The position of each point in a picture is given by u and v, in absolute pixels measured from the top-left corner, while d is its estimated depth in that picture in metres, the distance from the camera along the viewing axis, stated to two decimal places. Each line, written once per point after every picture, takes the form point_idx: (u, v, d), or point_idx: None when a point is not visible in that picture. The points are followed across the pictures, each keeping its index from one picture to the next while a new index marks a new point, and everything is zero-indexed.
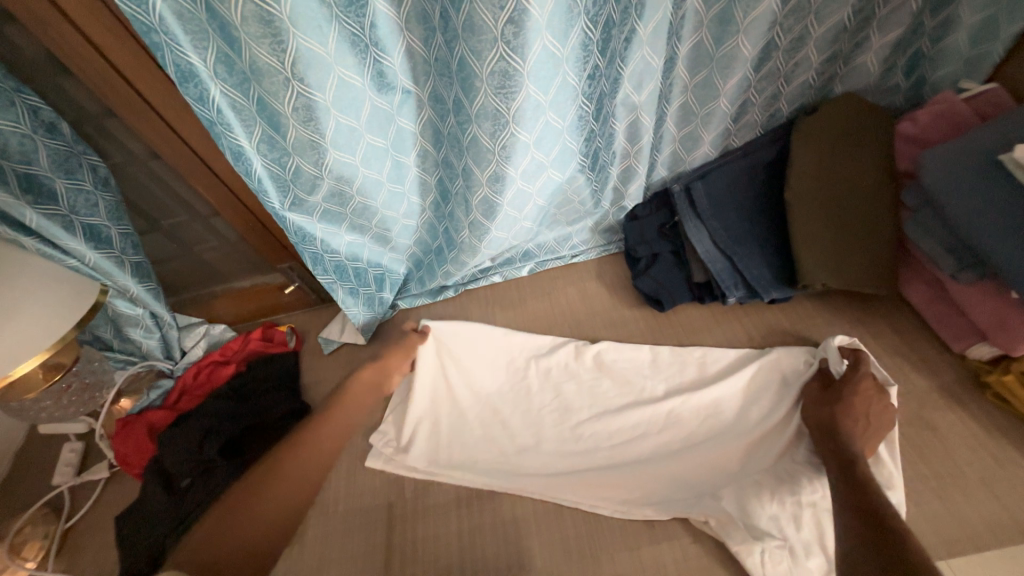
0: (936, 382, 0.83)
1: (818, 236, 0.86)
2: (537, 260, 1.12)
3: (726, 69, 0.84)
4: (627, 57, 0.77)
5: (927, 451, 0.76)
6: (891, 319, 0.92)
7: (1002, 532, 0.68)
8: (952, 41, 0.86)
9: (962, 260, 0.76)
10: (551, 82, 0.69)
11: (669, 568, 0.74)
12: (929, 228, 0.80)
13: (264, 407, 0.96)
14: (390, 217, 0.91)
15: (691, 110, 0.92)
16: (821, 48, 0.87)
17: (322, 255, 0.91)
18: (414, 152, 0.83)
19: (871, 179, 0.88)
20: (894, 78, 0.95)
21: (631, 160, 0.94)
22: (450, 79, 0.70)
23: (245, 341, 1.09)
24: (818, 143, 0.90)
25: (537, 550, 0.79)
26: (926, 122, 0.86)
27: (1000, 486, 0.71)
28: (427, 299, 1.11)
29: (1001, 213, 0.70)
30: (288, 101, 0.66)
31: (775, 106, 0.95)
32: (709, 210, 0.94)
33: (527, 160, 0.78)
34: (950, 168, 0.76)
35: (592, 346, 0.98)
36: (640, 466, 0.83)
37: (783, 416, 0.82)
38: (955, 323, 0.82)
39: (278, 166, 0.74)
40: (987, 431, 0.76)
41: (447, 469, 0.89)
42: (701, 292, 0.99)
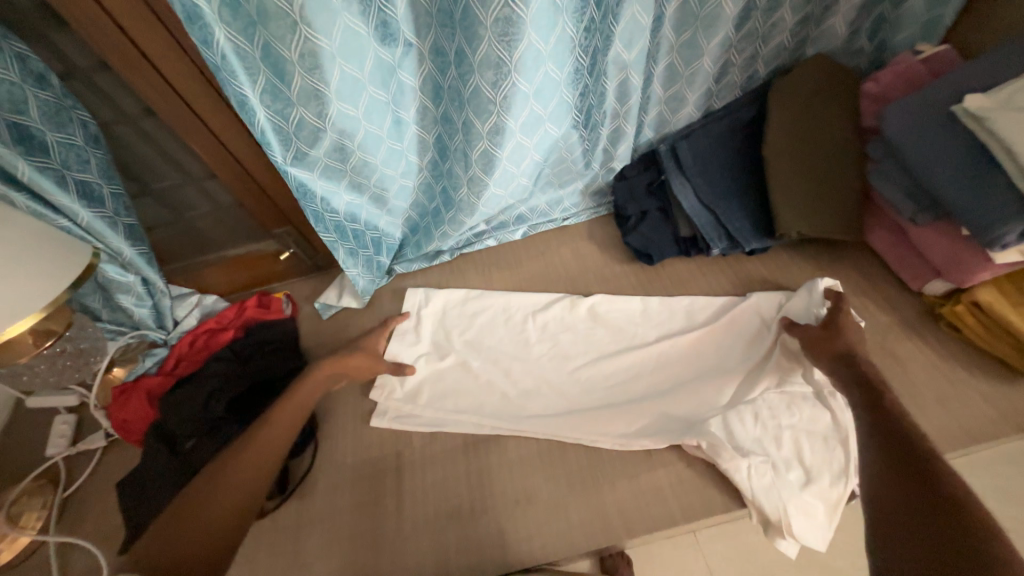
0: (897, 318, 0.92)
1: (794, 189, 0.93)
2: (530, 223, 1.16)
3: (710, 28, 0.89)
4: (618, 14, 0.80)
5: (890, 375, 0.85)
6: (857, 265, 1.00)
7: (950, 439, 0.77)
8: (910, 5, 0.93)
9: (920, 204, 0.84)
10: (551, 32, 0.72)
11: (666, 490, 0.80)
12: (891, 176, 0.88)
13: (267, 369, 0.97)
14: (388, 176, 0.92)
15: (677, 70, 0.96)
16: (796, 10, 0.93)
17: (322, 214, 0.92)
18: (413, 108, 0.85)
19: (838, 136, 0.95)
20: (859, 42, 1.02)
21: (621, 119, 0.99)
22: (453, 29, 0.72)
23: (240, 309, 1.09)
24: (792, 102, 0.97)
25: (542, 484, 0.83)
26: (888, 81, 0.93)
27: (951, 401, 0.81)
28: (424, 263, 1.14)
29: (955, 158, 0.78)
30: (294, 46, 0.66)
31: (753, 68, 1.02)
32: (693, 167, 1.00)
33: (526, 113, 0.81)
34: (910, 121, 0.83)
35: (586, 299, 1.02)
36: (635, 405, 0.89)
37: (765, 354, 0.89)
38: (913, 263, 0.90)
39: (281, 117, 0.75)
40: (940, 356, 0.86)
41: (452, 417, 0.92)
42: (687, 246, 1.05)
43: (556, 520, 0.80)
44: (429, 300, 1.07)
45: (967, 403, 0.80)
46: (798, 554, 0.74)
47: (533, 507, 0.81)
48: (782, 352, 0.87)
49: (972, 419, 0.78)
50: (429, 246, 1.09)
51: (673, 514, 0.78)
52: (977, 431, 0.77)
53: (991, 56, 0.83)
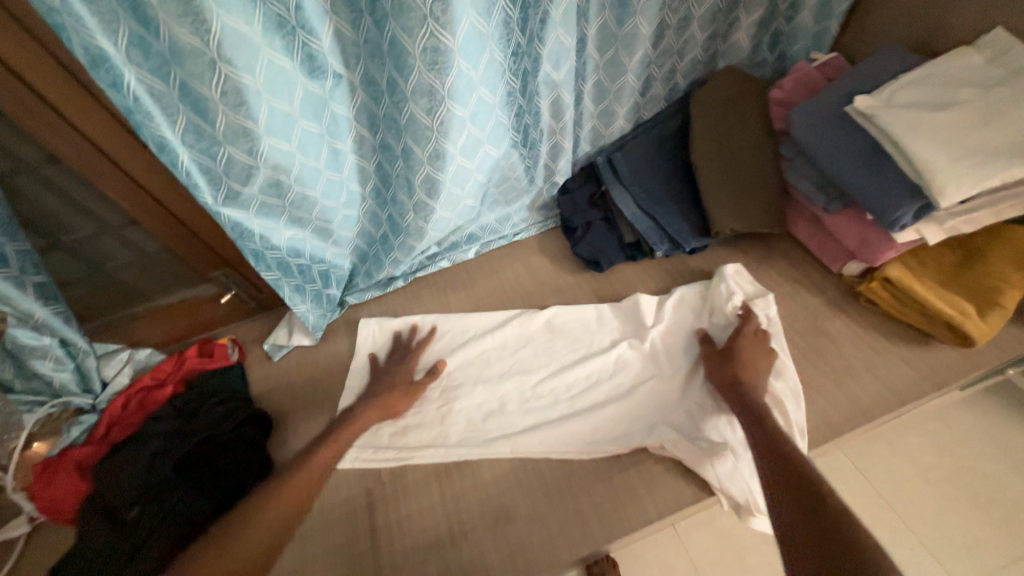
0: (825, 298, 1.00)
1: (722, 190, 1.00)
2: (481, 241, 1.17)
3: (629, 47, 0.95)
4: (544, 38, 0.84)
5: (825, 352, 0.92)
6: (786, 253, 1.08)
7: (881, 403, 0.85)
8: (800, 20, 1.03)
9: (830, 195, 0.93)
10: (479, 58, 0.74)
11: (639, 490, 0.82)
12: (804, 172, 0.97)
13: (216, 421, 0.90)
14: (331, 207, 0.90)
15: (605, 87, 1.02)
16: (703, 27, 1.01)
17: (263, 252, 0.88)
18: (350, 138, 0.84)
19: (754, 139, 1.03)
20: (762, 53, 1.12)
21: (558, 136, 1.02)
22: (382, 60, 0.72)
23: (179, 362, 1.01)
24: (711, 111, 1.05)
25: (521, 499, 0.83)
26: (790, 88, 1.03)
27: (878, 369, 0.89)
28: (377, 291, 1.12)
29: (854, 151, 0.86)
30: (215, 84, 0.64)
31: (673, 81, 1.09)
32: (630, 177, 1.06)
33: (464, 136, 0.83)
34: (813, 123, 0.92)
35: (543, 312, 1.04)
36: (599, 415, 0.90)
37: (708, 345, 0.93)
38: (832, 248, 0.99)
39: (207, 157, 0.72)
40: (865, 329, 0.94)
41: (420, 448, 0.90)
42: (632, 251, 1.09)
43: (536, 535, 0.79)
44: (387, 331, 1.05)
45: (891, 369, 0.88)
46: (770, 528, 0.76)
47: (511, 525, 0.80)
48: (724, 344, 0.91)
49: (898, 384, 0.86)
50: (379, 275, 1.07)
51: (648, 512, 0.79)
52: (903, 394, 0.85)
53: (872, 61, 0.93)
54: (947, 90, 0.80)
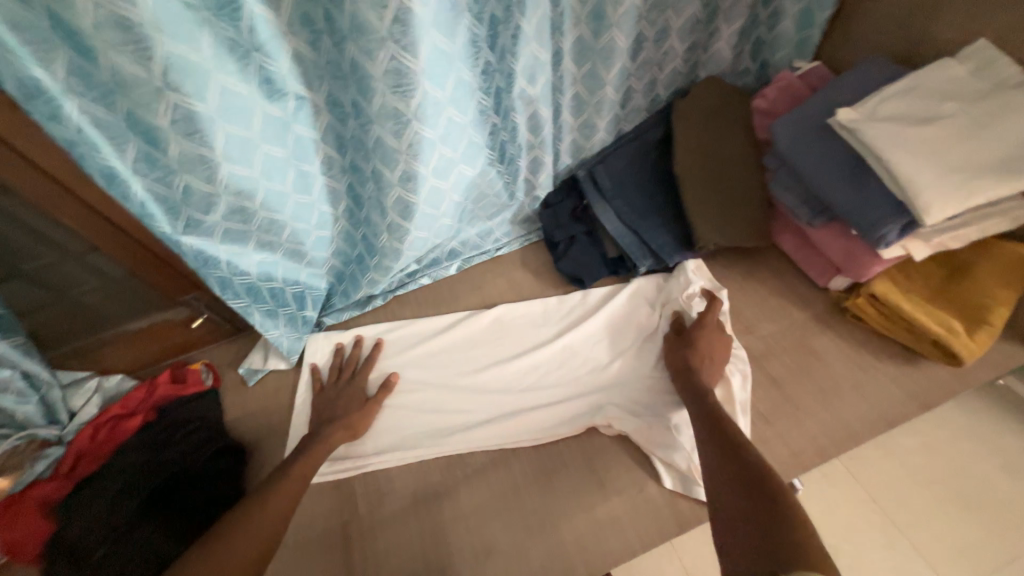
0: (813, 313, 0.98)
1: (706, 203, 0.98)
2: (463, 257, 1.14)
3: (607, 60, 0.92)
4: (516, 52, 0.80)
5: (814, 370, 0.90)
6: (773, 266, 1.05)
7: (868, 424, 0.83)
8: (782, 29, 1.01)
9: (814, 210, 0.90)
10: (446, 78, 0.71)
11: (622, 520, 0.79)
12: (788, 184, 0.94)
13: (186, 455, 0.87)
14: (302, 230, 0.87)
15: (584, 100, 0.99)
16: (682, 38, 0.98)
17: (230, 278, 0.85)
18: (317, 159, 0.80)
19: (738, 150, 1.01)
20: (744, 62, 1.09)
21: (537, 150, 1.00)
22: (345, 81, 0.69)
23: (151, 388, 0.98)
24: (694, 121, 1.02)
25: (500, 532, 0.80)
26: (774, 96, 1.01)
27: (866, 388, 0.87)
28: (355, 311, 1.08)
29: (836, 165, 0.84)
30: (164, 112, 0.61)
31: (654, 92, 1.06)
32: (612, 190, 1.04)
33: (435, 157, 0.80)
34: (798, 135, 0.90)
35: (490, 310, 1.04)
36: (549, 404, 0.91)
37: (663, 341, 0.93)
38: (816, 261, 0.97)
39: (163, 186, 0.68)
40: (853, 346, 0.92)
41: (374, 453, 0.89)
42: (616, 265, 1.07)
43: (516, 569, 0.76)
44: (328, 343, 1.03)
45: (879, 388, 0.86)
46: None
47: (491, 560, 0.78)
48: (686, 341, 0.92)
49: (886, 404, 0.84)
50: (357, 294, 1.03)
51: (632, 543, 0.77)
52: (891, 415, 0.83)
53: (855, 72, 0.91)
54: (929, 104, 0.78)
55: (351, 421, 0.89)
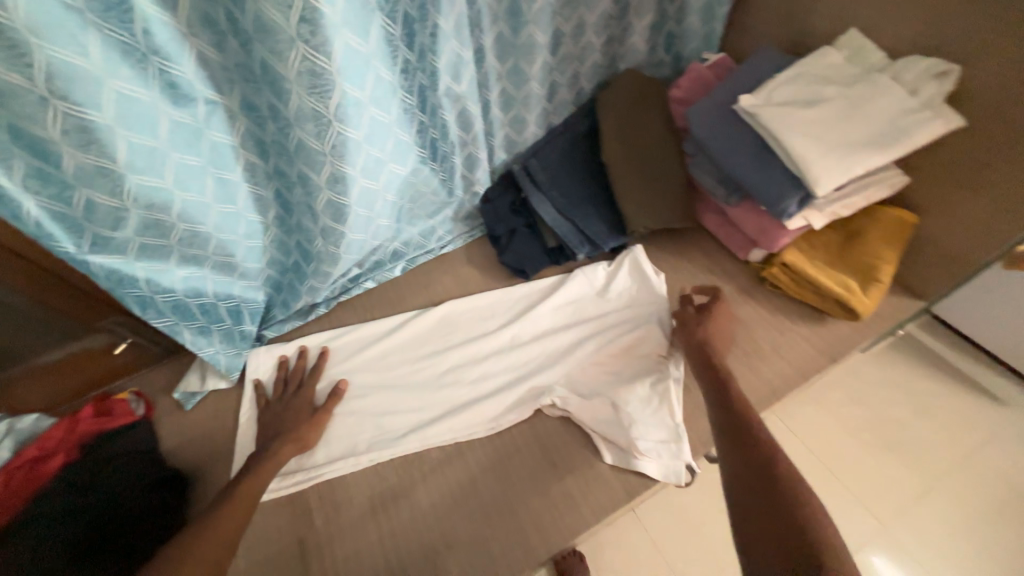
0: (737, 285, 1.06)
1: (634, 190, 1.03)
2: (407, 258, 1.13)
3: (528, 56, 0.95)
4: (437, 51, 0.81)
5: (739, 337, 0.98)
6: (700, 244, 1.13)
7: (787, 380, 0.92)
8: (689, 23, 1.08)
9: (728, 190, 0.98)
10: (365, 78, 0.70)
11: (576, 497, 0.82)
12: (706, 167, 1.02)
13: (119, 489, 0.82)
14: (229, 241, 0.83)
15: (511, 95, 1.02)
16: (598, 33, 1.03)
17: (152, 298, 0.80)
18: (238, 166, 0.77)
19: (659, 137, 1.07)
20: (659, 55, 1.16)
21: (470, 147, 1.01)
22: (258, 84, 0.67)
23: (72, 425, 0.90)
24: (618, 112, 1.08)
25: (459, 524, 0.81)
26: (687, 87, 1.08)
27: (784, 348, 0.95)
28: (298, 321, 1.05)
29: (742, 148, 0.92)
30: (52, 123, 0.57)
31: (578, 85, 1.11)
32: (547, 182, 1.07)
33: (363, 157, 0.79)
34: (708, 121, 0.97)
35: (436, 309, 1.05)
36: (497, 393, 0.93)
37: (607, 322, 0.98)
38: (736, 237, 1.05)
39: (61, 203, 0.64)
40: (772, 312, 1.01)
41: (327, 462, 0.88)
42: (557, 255, 1.10)
43: (477, 557, 0.78)
44: (271, 358, 0.99)
45: (795, 347, 0.95)
46: (682, 479, 0.82)
47: (451, 553, 0.79)
48: (628, 321, 0.98)
49: (802, 360, 0.93)
50: (298, 304, 1.01)
51: (585, 517, 0.80)
52: (806, 370, 0.92)
53: (753, 61, 0.99)
54: (814, 88, 0.87)
55: (300, 434, 0.87)
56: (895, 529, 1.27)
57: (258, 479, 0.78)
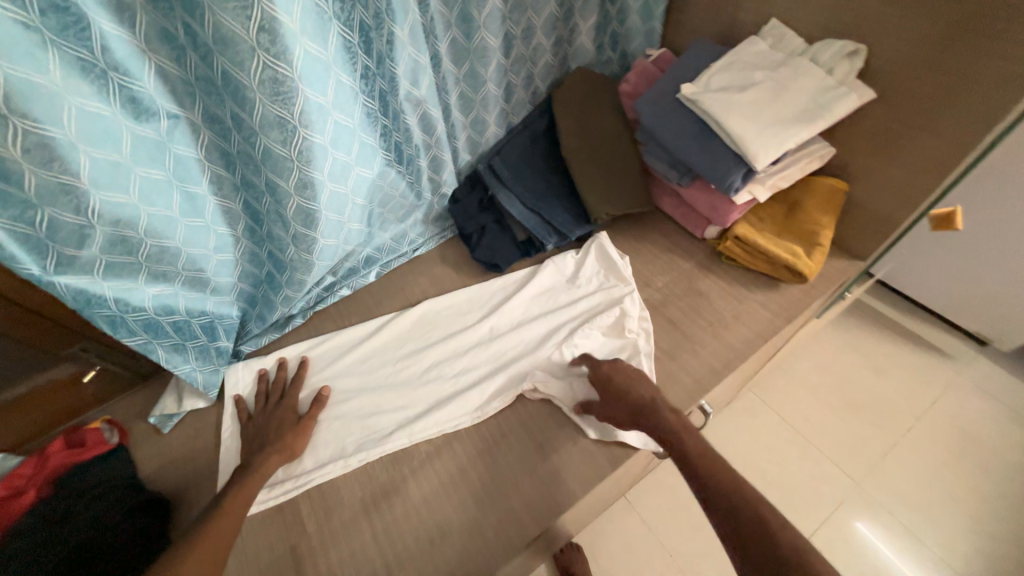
0: (697, 261, 1.13)
1: (594, 179, 1.09)
2: (381, 262, 1.15)
3: (482, 59, 1.00)
4: (394, 57, 0.85)
5: (702, 309, 1.04)
6: (661, 227, 1.20)
7: (749, 344, 0.98)
8: (631, 22, 1.16)
9: (680, 172, 1.05)
10: (326, 84, 0.73)
11: (563, 472, 0.85)
12: (658, 154, 1.09)
13: (99, 518, 0.79)
14: (198, 255, 0.83)
15: (469, 98, 1.06)
16: (547, 35, 1.10)
17: (122, 317, 0.79)
18: (204, 180, 0.78)
19: (613, 129, 1.14)
20: (606, 53, 1.24)
21: (434, 150, 1.05)
22: (220, 96, 0.69)
23: (43, 460, 0.86)
24: (572, 108, 1.14)
25: (452, 512, 0.83)
26: (634, 80, 1.15)
27: (743, 315, 1.02)
28: (275, 333, 1.05)
29: (688, 131, 0.99)
30: (13, 142, 0.57)
31: (533, 85, 1.17)
32: (511, 179, 1.12)
33: (330, 162, 0.81)
34: (655, 110, 1.04)
35: (413, 309, 1.07)
36: (480, 383, 0.95)
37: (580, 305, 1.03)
38: (692, 217, 1.12)
39: (23, 224, 0.63)
40: (730, 283, 1.08)
41: (316, 468, 0.87)
42: (527, 247, 1.15)
43: (472, 541, 0.79)
44: (249, 372, 0.99)
45: (753, 313, 1.02)
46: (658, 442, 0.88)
47: (447, 540, 0.80)
48: (597, 302, 1.02)
49: (760, 325, 1.00)
50: (274, 316, 1.00)
51: (574, 490, 0.83)
52: (764, 333, 0.99)
53: (691, 53, 1.08)
54: (746, 74, 0.95)
55: (285, 443, 0.87)
56: (867, 485, 1.35)
57: (245, 491, 0.78)
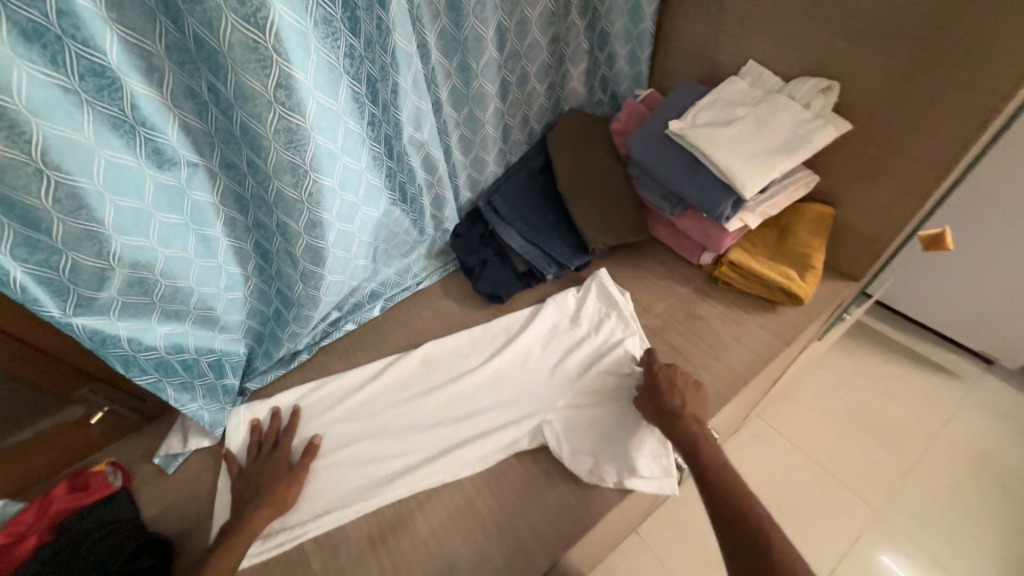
0: (695, 287, 1.15)
1: (590, 211, 1.14)
2: (385, 297, 1.18)
3: (481, 104, 1.07)
4: (398, 105, 0.91)
5: (702, 333, 1.06)
6: (657, 255, 1.23)
7: (751, 365, 0.99)
8: (619, 66, 1.24)
9: (672, 203, 1.09)
10: (336, 131, 0.78)
11: (571, 502, 0.84)
12: (651, 187, 1.13)
13: (101, 561, 0.78)
14: (210, 294, 0.86)
15: (469, 140, 1.12)
16: (541, 81, 1.17)
17: (134, 356, 0.81)
18: (218, 223, 0.82)
19: (605, 163, 1.19)
20: (597, 95, 1.32)
21: (436, 188, 1.09)
22: (237, 144, 0.74)
23: (42, 506, 0.85)
24: (566, 146, 1.20)
25: (459, 546, 0.81)
26: (625, 119, 1.21)
27: (743, 338, 1.04)
28: (280, 370, 1.06)
29: (678, 165, 1.03)
30: (44, 192, 0.61)
31: (529, 126, 1.24)
32: (510, 214, 1.17)
33: (338, 203, 0.85)
34: (646, 147, 1.09)
35: (418, 350, 1.07)
36: (485, 432, 0.93)
37: (584, 343, 1.03)
38: (687, 244, 1.16)
39: (47, 268, 0.66)
40: (727, 306, 1.10)
41: (313, 519, 0.85)
42: (528, 278, 1.17)
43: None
44: (246, 421, 0.97)
45: (753, 336, 1.04)
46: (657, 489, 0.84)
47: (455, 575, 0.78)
48: (600, 339, 1.03)
49: (761, 346, 1.02)
50: (279, 352, 1.01)
51: (583, 520, 0.82)
52: (765, 353, 1.00)
53: (675, 93, 1.15)
54: (728, 110, 1.01)
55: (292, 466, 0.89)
56: (887, 512, 1.31)
57: None
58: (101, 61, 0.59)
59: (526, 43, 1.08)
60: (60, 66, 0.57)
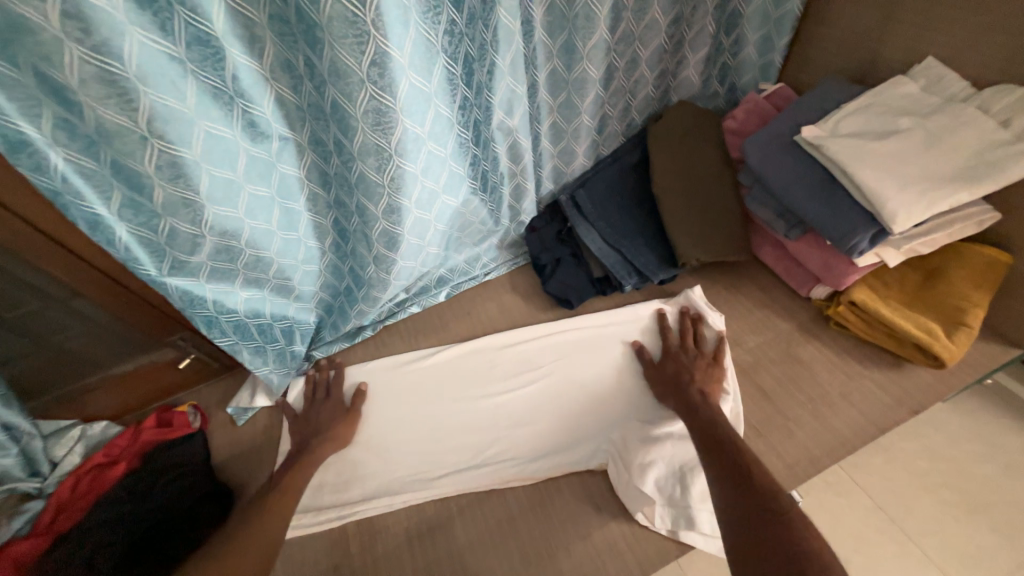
0: (797, 323, 0.99)
1: (686, 220, 1.00)
2: (452, 284, 1.14)
3: (580, 90, 0.97)
4: (492, 87, 0.84)
5: (800, 380, 0.91)
6: (754, 278, 1.08)
7: (858, 430, 0.83)
8: (746, 54, 1.07)
9: (789, 222, 0.92)
10: (425, 115, 0.73)
11: (623, 549, 0.76)
12: (763, 200, 0.96)
13: (172, 499, 0.83)
14: (289, 265, 0.87)
15: (561, 128, 1.03)
16: (651, 67, 1.04)
17: (216, 317, 0.85)
18: (302, 197, 0.82)
19: (712, 166, 1.04)
20: (712, 87, 1.15)
21: (519, 178, 1.02)
22: (326, 122, 0.72)
23: (135, 434, 0.94)
24: (669, 142, 1.07)
25: (495, 564, 0.77)
26: (743, 117, 1.06)
27: (854, 397, 0.87)
28: (345, 342, 1.07)
29: (803, 180, 0.86)
30: (148, 159, 0.63)
31: (629, 117, 1.11)
32: (594, 212, 1.07)
33: (418, 189, 0.82)
34: (764, 152, 0.93)
35: (478, 343, 1.04)
36: (538, 446, 0.90)
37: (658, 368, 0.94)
38: (798, 273, 0.99)
39: (148, 230, 0.70)
40: (837, 354, 0.93)
41: (362, 501, 0.86)
42: (603, 286, 1.08)
43: None
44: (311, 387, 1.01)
45: (866, 396, 0.87)
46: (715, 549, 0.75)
47: None
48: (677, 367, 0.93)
49: (874, 409, 0.85)
50: (346, 327, 1.03)
51: (631, 569, 0.74)
52: (879, 420, 0.84)
53: (815, 91, 0.96)
54: (887, 119, 0.82)
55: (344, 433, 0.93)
56: None
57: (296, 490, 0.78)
58: (207, 29, 0.58)
59: (643, 24, 0.95)
60: (169, 33, 0.56)
